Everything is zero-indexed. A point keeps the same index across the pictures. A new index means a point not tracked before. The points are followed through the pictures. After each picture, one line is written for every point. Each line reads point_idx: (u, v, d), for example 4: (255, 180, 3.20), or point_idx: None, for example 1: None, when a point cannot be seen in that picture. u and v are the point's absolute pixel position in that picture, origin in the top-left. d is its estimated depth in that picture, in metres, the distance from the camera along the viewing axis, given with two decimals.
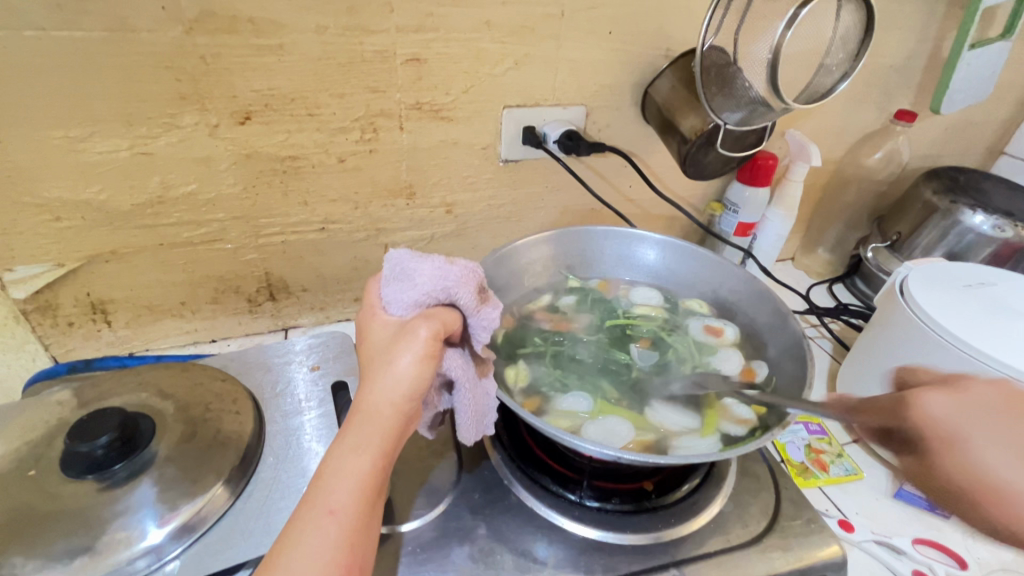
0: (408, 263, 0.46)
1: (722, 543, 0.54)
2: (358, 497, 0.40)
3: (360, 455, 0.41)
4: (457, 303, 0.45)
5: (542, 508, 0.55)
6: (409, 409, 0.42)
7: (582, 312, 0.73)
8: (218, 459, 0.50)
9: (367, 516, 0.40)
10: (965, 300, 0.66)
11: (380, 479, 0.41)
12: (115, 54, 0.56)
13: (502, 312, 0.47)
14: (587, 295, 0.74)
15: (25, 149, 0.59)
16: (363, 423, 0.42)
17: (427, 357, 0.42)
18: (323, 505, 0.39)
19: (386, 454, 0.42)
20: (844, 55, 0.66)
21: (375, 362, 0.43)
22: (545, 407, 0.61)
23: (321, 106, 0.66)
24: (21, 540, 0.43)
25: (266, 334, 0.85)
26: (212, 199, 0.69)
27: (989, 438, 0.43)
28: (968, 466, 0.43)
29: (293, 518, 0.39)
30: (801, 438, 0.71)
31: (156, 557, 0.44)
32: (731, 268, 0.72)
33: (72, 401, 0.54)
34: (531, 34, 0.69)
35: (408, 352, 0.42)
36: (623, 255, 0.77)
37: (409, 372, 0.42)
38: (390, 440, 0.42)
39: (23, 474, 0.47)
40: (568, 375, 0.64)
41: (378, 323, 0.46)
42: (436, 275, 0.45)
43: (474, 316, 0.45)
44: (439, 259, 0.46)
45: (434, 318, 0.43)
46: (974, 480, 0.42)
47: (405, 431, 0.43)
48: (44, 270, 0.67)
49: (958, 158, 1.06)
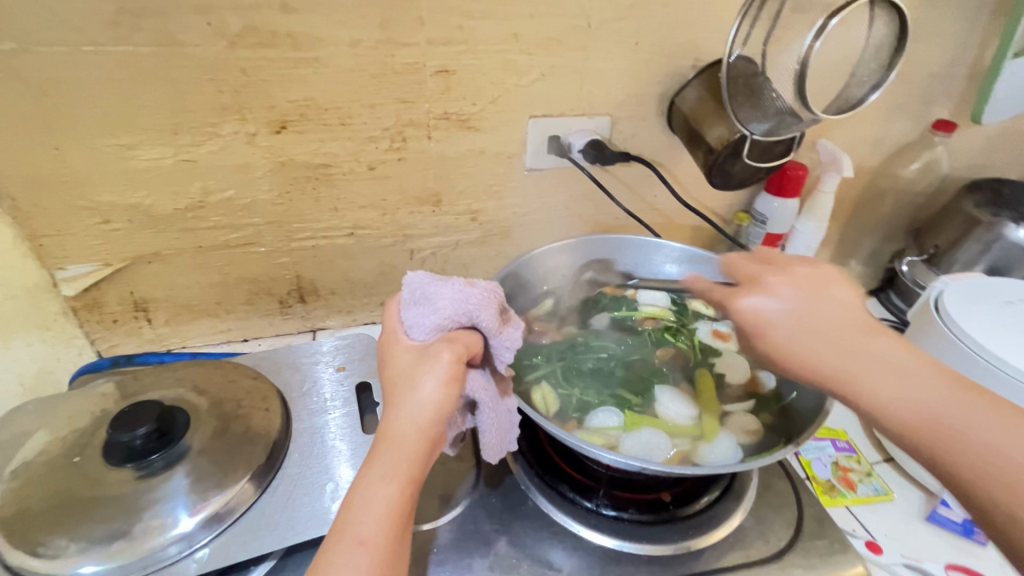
0: (429, 287, 0.47)
1: (741, 558, 0.53)
2: (384, 526, 0.40)
3: (387, 483, 0.41)
4: (479, 325, 0.46)
5: (559, 516, 0.55)
6: (434, 434, 0.43)
7: (586, 317, 0.72)
8: (247, 453, 0.52)
9: (395, 545, 0.40)
10: (1006, 318, 0.63)
11: (407, 507, 0.41)
12: (164, 67, 0.60)
13: (523, 332, 0.48)
14: (590, 300, 0.73)
15: (79, 157, 0.63)
16: (387, 452, 0.42)
17: (451, 381, 0.43)
18: (352, 536, 0.39)
19: (414, 482, 0.42)
20: (876, 65, 0.65)
21: (397, 388, 0.44)
22: (578, 427, 0.59)
23: (353, 116, 0.69)
24: (64, 522, 0.46)
25: (295, 334, 0.87)
26: (249, 205, 0.72)
27: (785, 327, 0.43)
28: (769, 351, 0.44)
29: (324, 550, 0.39)
30: (828, 455, 0.69)
31: (187, 544, 0.47)
32: None
33: (115, 393, 0.57)
34: (559, 46, 0.70)
35: (432, 376, 0.43)
36: (639, 263, 0.74)
37: (434, 397, 0.42)
38: (415, 467, 0.42)
39: (69, 460, 0.50)
40: (587, 390, 0.62)
41: (400, 348, 0.46)
42: (457, 298, 0.46)
43: (496, 337, 0.46)
44: (459, 282, 0.48)
45: (457, 342, 0.44)
46: (772, 358, 0.44)
47: (430, 458, 0.43)
48: (92, 269, 0.71)
49: (1002, 170, 1.02)
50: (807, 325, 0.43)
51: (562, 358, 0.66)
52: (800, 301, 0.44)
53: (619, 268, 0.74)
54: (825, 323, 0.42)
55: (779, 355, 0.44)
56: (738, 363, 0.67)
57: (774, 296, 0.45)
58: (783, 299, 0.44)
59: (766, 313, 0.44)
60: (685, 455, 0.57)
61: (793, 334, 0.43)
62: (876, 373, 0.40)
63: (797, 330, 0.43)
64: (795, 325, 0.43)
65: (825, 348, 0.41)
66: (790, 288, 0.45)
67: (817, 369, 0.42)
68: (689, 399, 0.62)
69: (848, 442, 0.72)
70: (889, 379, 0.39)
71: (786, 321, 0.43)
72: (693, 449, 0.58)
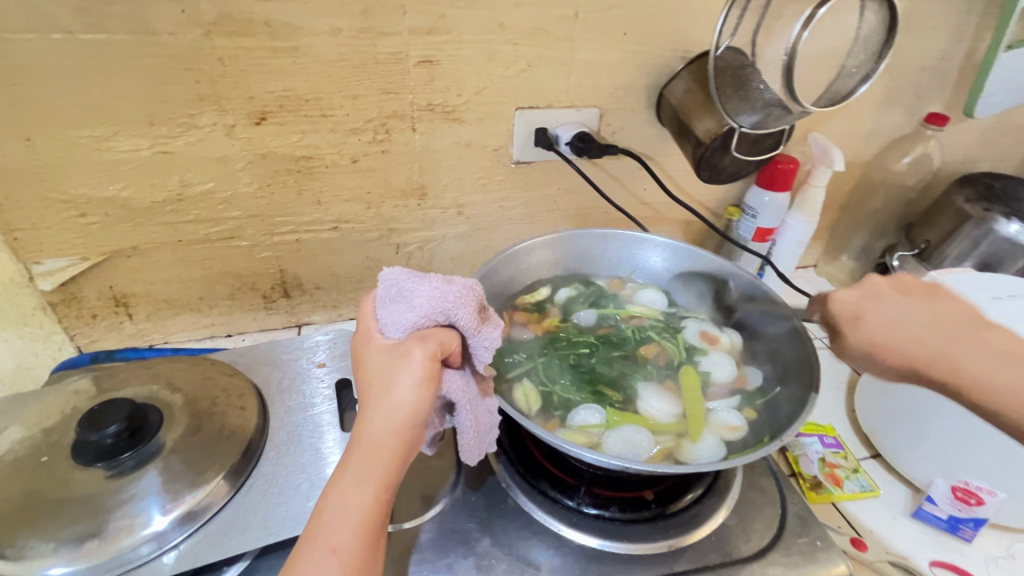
0: (405, 284, 0.46)
1: (723, 557, 0.52)
2: (359, 534, 0.39)
3: (362, 487, 0.40)
4: (456, 323, 0.45)
5: (540, 514, 0.55)
6: (410, 436, 0.42)
7: (577, 309, 0.71)
8: (221, 452, 0.51)
9: (370, 551, 0.39)
10: (993, 313, 0.63)
11: (382, 510, 0.41)
12: (138, 55, 0.58)
13: (503, 330, 0.48)
14: (584, 292, 0.72)
15: (52, 147, 0.61)
16: (362, 456, 0.41)
17: (425, 381, 0.41)
18: (325, 543, 0.39)
19: (389, 486, 0.41)
20: (865, 57, 0.63)
21: (371, 388, 0.43)
22: (560, 425, 0.58)
23: (334, 107, 0.67)
24: (32, 523, 0.45)
25: (280, 330, 0.86)
26: (229, 198, 0.71)
27: (881, 316, 0.51)
28: (862, 337, 0.52)
29: (295, 555, 0.39)
30: (815, 452, 0.68)
31: (159, 544, 0.46)
32: (734, 269, 0.69)
33: (89, 389, 0.56)
34: (546, 36, 0.69)
35: (406, 377, 0.41)
36: (626, 257, 0.75)
37: (408, 398, 0.41)
38: (390, 470, 0.41)
39: (38, 459, 0.49)
40: (569, 388, 0.62)
41: (374, 346, 0.45)
42: (434, 296, 0.44)
43: (475, 336, 0.45)
44: (436, 279, 0.46)
45: (431, 340, 0.43)
46: (866, 344, 0.51)
47: (407, 460, 0.42)
48: (69, 263, 0.70)
49: (995, 164, 1.01)
50: (906, 316, 0.50)
51: (542, 354, 0.65)
52: (897, 297, 0.52)
53: (607, 263, 0.75)
54: (923, 316, 0.50)
55: (873, 341, 0.51)
56: (722, 363, 0.65)
57: (869, 292, 0.53)
58: (877, 295, 0.53)
59: (865, 307, 0.52)
60: (668, 452, 0.57)
61: (888, 324, 0.51)
62: (971, 360, 0.48)
63: (894, 321, 0.51)
64: (890, 316, 0.51)
65: (921, 336, 0.49)
66: (883, 287, 0.53)
67: (908, 351, 0.49)
68: (671, 398, 0.61)
69: (836, 439, 0.71)
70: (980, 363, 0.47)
71: (884, 314, 0.51)
72: (676, 445, 0.57)
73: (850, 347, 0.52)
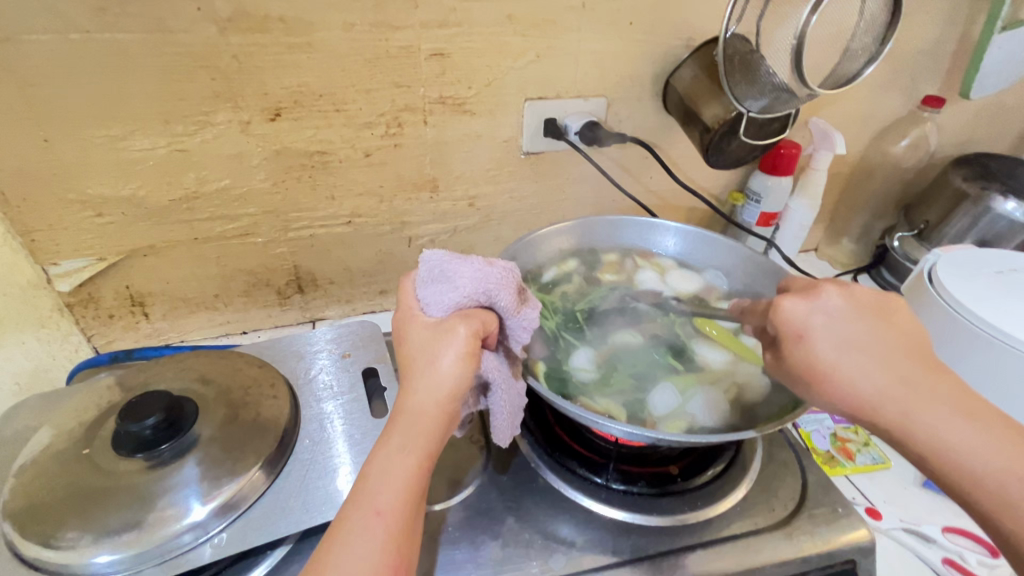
0: (445, 265, 0.48)
1: (749, 526, 0.54)
2: (402, 501, 0.41)
3: (406, 455, 0.42)
4: (496, 304, 0.47)
5: (570, 491, 0.56)
6: (451, 409, 0.44)
7: (544, 362, 0.62)
8: (258, 441, 0.52)
9: (412, 517, 0.41)
10: (998, 287, 0.65)
11: (423, 479, 0.43)
12: (154, 54, 0.59)
13: (540, 313, 0.49)
14: (548, 362, 0.62)
15: (70, 148, 0.62)
16: (407, 425, 0.43)
17: (468, 356, 0.44)
18: (369, 506, 0.40)
19: (429, 456, 0.43)
20: (870, 39, 0.66)
21: (416, 362, 0.45)
22: (654, 420, 0.56)
23: (348, 102, 0.68)
24: (76, 513, 0.46)
25: (294, 326, 0.87)
26: (244, 194, 0.71)
27: (827, 335, 0.47)
28: (807, 360, 0.47)
29: (340, 518, 0.41)
30: (826, 427, 0.70)
31: (201, 532, 0.46)
32: (721, 241, 0.73)
33: (119, 386, 0.57)
34: (554, 27, 0.70)
35: (450, 351, 0.44)
36: (627, 231, 0.76)
37: (452, 372, 0.44)
38: (433, 441, 0.43)
39: (78, 452, 0.50)
40: (617, 384, 0.60)
41: (416, 323, 0.47)
42: (476, 277, 0.46)
43: (514, 318, 0.47)
44: (477, 261, 0.48)
45: (473, 318, 0.45)
46: (805, 368, 0.47)
47: (446, 432, 0.45)
48: (87, 264, 0.70)
49: (988, 144, 1.03)
50: (844, 337, 0.46)
51: (572, 376, 0.61)
52: (848, 316, 0.47)
53: (601, 235, 0.75)
54: (869, 338, 0.46)
55: (807, 358, 0.47)
56: (688, 275, 0.73)
57: (823, 304, 0.48)
58: (829, 311, 0.47)
59: (813, 322, 0.47)
60: (734, 398, 0.60)
61: (835, 344, 0.46)
62: (896, 379, 0.45)
63: (841, 344, 0.46)
64: (832, 330, 0.47)
65: (876, 364, 0.45)
66: (838, 301, 0.48)
67: (858, 380, 0.45)
68: (724, 347, 0.65)
69: None
70: (916, 396, 0.44)
71: (832, 330, 0.47)
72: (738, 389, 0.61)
73: (795, 366, 0.48)
